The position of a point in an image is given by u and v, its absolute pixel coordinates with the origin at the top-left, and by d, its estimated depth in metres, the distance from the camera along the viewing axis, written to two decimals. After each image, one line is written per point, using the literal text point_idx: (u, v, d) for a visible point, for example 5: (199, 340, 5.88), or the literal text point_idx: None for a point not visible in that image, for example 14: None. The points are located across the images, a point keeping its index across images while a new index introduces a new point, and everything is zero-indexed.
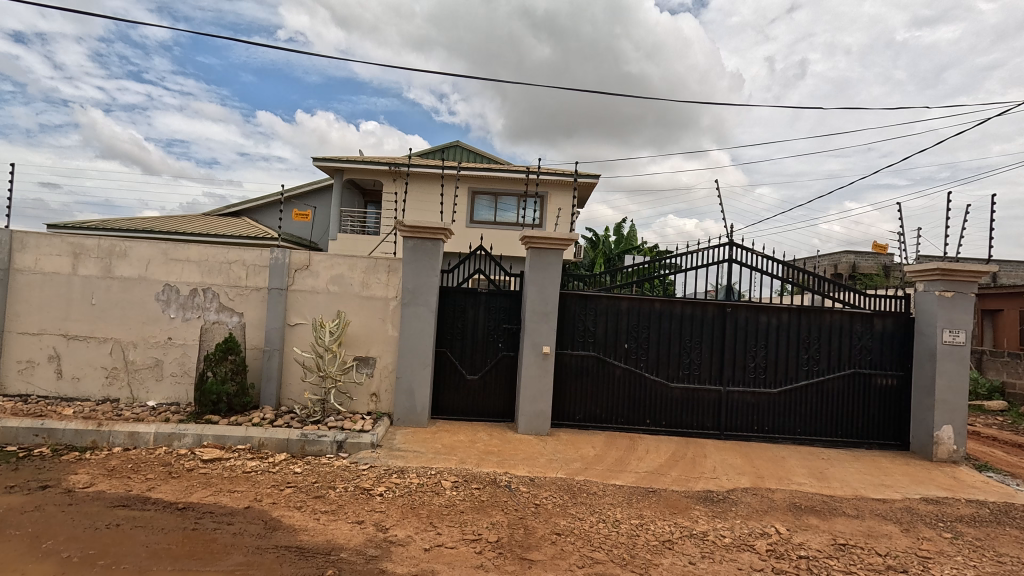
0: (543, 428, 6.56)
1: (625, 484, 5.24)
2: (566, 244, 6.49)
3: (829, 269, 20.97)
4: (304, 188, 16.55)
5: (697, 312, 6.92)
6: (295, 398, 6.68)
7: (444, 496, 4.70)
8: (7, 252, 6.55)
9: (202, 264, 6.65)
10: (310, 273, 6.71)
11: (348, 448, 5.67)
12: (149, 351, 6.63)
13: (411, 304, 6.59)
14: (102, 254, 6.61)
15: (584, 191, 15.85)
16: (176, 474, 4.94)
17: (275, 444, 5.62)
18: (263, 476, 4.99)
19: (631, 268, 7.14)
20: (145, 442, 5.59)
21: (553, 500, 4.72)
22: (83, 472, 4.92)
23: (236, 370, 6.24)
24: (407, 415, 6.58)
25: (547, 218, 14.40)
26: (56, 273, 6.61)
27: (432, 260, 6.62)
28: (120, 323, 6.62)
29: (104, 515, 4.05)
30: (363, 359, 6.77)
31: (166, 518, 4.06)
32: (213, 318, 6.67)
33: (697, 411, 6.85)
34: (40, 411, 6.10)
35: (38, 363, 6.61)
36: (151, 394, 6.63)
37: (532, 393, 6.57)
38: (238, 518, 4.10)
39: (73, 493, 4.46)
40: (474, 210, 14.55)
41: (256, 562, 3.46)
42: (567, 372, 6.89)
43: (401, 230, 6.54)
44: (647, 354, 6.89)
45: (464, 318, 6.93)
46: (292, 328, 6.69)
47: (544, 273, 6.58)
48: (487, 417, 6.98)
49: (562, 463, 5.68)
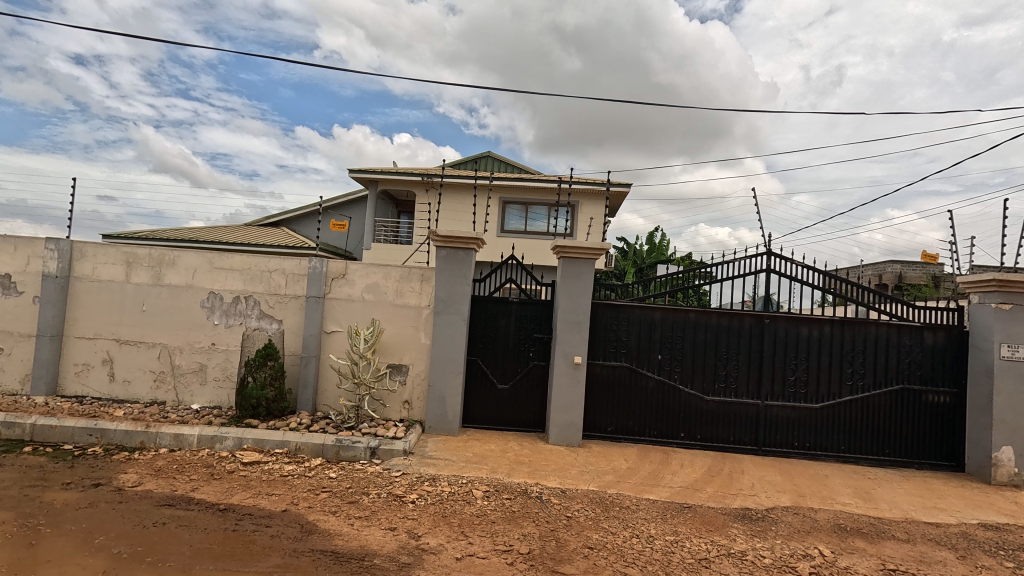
0: (574, 439, 6.50)
1: (659, 498, 5.12)
2: (599, 253, 6.45)
3: (874, 280, 20.16)
4: (341, 198, 17.04)
5: (734, 323, 6.74)
6: (330, 404, 6.81)
7: (475, 505, 4.70)
8: (68, 260, 6.96)
9: (244, 273, 6.91)
10: (346, 281, 6.87)
11: (381, 454, 5.75)
12: (194, 356, 6.90)
13: (444, 313, 6.67)
14: (152, 263, 6.95)
15: (617, 199, 15.77)
16: (218, 476, 5.12)
17: (310, 449, 5.76)
18: (300, 480, 5.11)
19: (664, 277, 7.05)
20: (189, 444, 5.80)
21: (585, 513, 4.66)
22: (132, 471, 5.14)
23: (275, 375, 6.42)
24: (439, 423, 6.63)
25: (578, 228, 14.34)
26: (111, 281, 6.98)
27: (464, 269, 6.68)
28: (168, 329, 6.92)
29: (151, 514, 4.22)
30: (397, 367, 6.85)
31: (209, 518, 4.20)
32: (254, 324, 6.90)
33: (733, 426, 6.66)
34: (95, 412, 6.43)
35: (92, 366, 6.97)
36: (194, 398, 6.89)
37: (564, 403, 6.53)
38: (277, 520, 4.21)
39: (123, 491, 4.67)
40: (504, 219, 14.66)
41: (294, 565, 3.54)
42: (598, 383, 6.81)
43: (434, 240, 6.65)
44: (681, 365, 6.75)
45: (495, 326, 6.96)
46: (328, 335, 6.86)
47: (576, 282, 6.56)
48: (518, 427, 6.96)
49: (595, 475, 5.60)
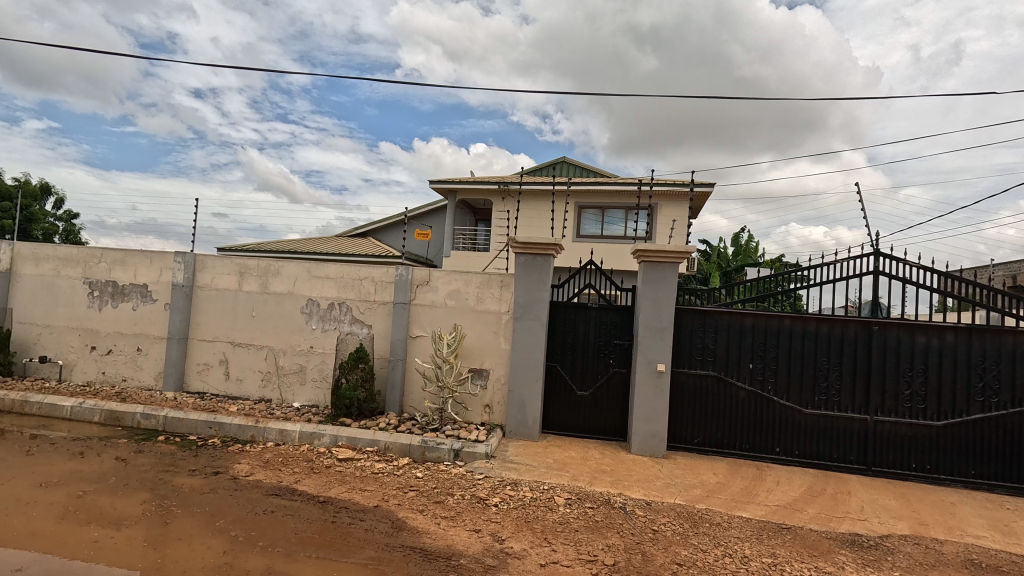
0: (658, 450, 6.28)
1: (753, 517, 4.80)
2: (682, 257, 6.21)
3: (1005, 282, 17.69)
4: (422, 208, 17.78)
5: (836, 330, 6.19)
6: (415, 406, 7.09)
7: (557, 512, 4.67)
8: (192, 271, 7.83)
9: (338, 280, 7.40)
10: (430, 288, 7.14)
11: (464, 456, 5.89)
12: (295, 358, 7.49)
13: (523, 319, 6.73)
14: (260, 273, 7.65)
15: (700, 200, 15.10)
16: (317, 470, 5.50)
17: (398, 448, 6.02)
18: (389, 478, 5.36)
19: (752, 282, 6.59)
20: (292, 439, 6.29)
21: (672, 527, 4.47)
22: (245, 462, 5.66)
23: (366, 377, 6.81)
24: (519, 428, 6.68)
25: (658, 231, 13.91)
26: (226, 289, 7.77)
27: (543, 275, 6.70)
28: (273, 332, 7.57)
29: (262, 502, 4.61)
30: (478, 371, 7.00)
31: (311, 509, 4.52)
32: (347, 329, 7.36)
33: (837, 442, 6.10)
34: (214, 407, 7.17)
35: (211, 365, 7.78)
36: (296, 397, 7.46)
37: (647, 412, 6.33)
38: (370, 515, 4.44)
39: (238, 479, 5.16)
40: (580, 224, 14.56)
41: (386, 559, 3.72)
42: (683, 392, 6.53)
43: (513, 246, 6.73)
44: (775, 375, 6.30)
45: (575, 332, 6.90)
46: (414, 340, 7.16)
47: (659, 287, 6.35)
48: (599, 435, 6.84)
49: (681, 488, 5.37)
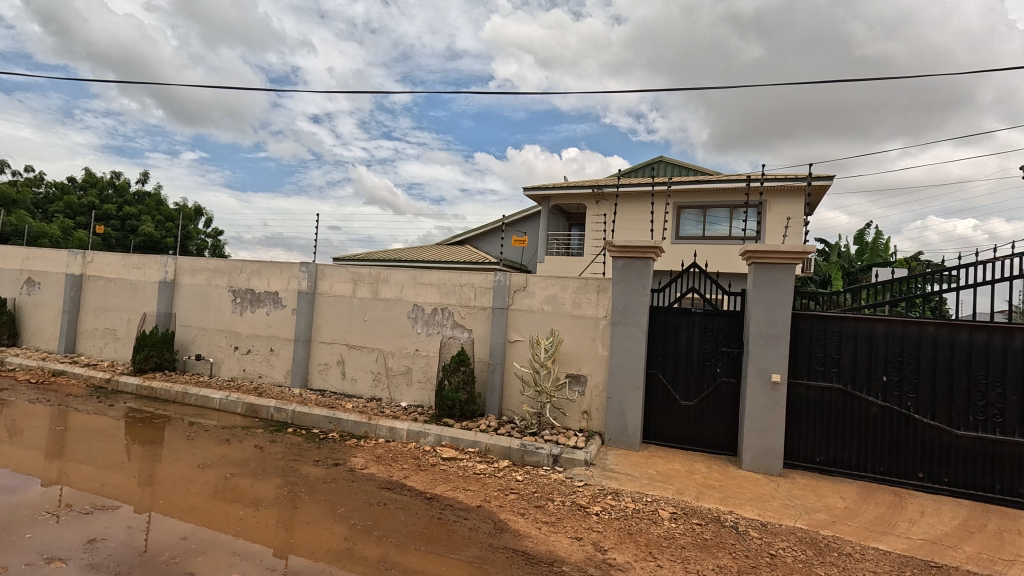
0: (774, 467, 5.79)
1: (892, 550, 4.23)
2: (799, 257, 5.68)
3: None
4: (517, 215, 18.11)
5: (996, 340, 5.29)
6: (514, 410, 7.20)
7: (662, 526, 4.48)
8: (314, 280, 8.66)
9: (441, 287, 7.76)
10: (527, 293, 7.23)
11: (563, 462, 5.87)
12: (402, 360, 7.96)
13: (622, 324, 6.57)
14: (371, 280, 8.25)
15: (817, 195, 13.76)
16: (424, 467, 5.79)
17: (499, 451, 6.16)
18: (490, 479, 5.49)
19: (879, 284, 5.83)
20: (400, 437, 6.69)
21: (793, 553, 4.09)
22: (360, 456, 6.12)
23: (467, 380, 7.05)
24: (619, 436, 6.52)
25: (768, 230, 12.90)
26: (342, 296, 8.48)
27: (642, 279, 6.50)
28: (383, 336, 8.12)
29: (376, 494, 4.95)
30: (576, 377, 6.94)
31: (419, 504, 4.77)
32: (449, 333, 7.69)
33: (1000, 471, 5.21)
34: (333, 403, 7.84)
35: (330, 365, 8.52)
36: (403, 396, 7.92)
37: (760, 426, 5.86)
38: (473, 514, 4.58)
39: (355, 472, 5.59)
40: (680, 225, 13.96)
41: (490, 559, 3.80)
42: (802, 406, 5.96)
43: (610, 250, 6.61)
44: (916, 391, 5.53)
45: (677, 339, 6.60)
46: (512, 344, 7.29)
47: (771, 290, 5.88)
48: (706, 448, 6.46)
49: (802, 511, 4.90)
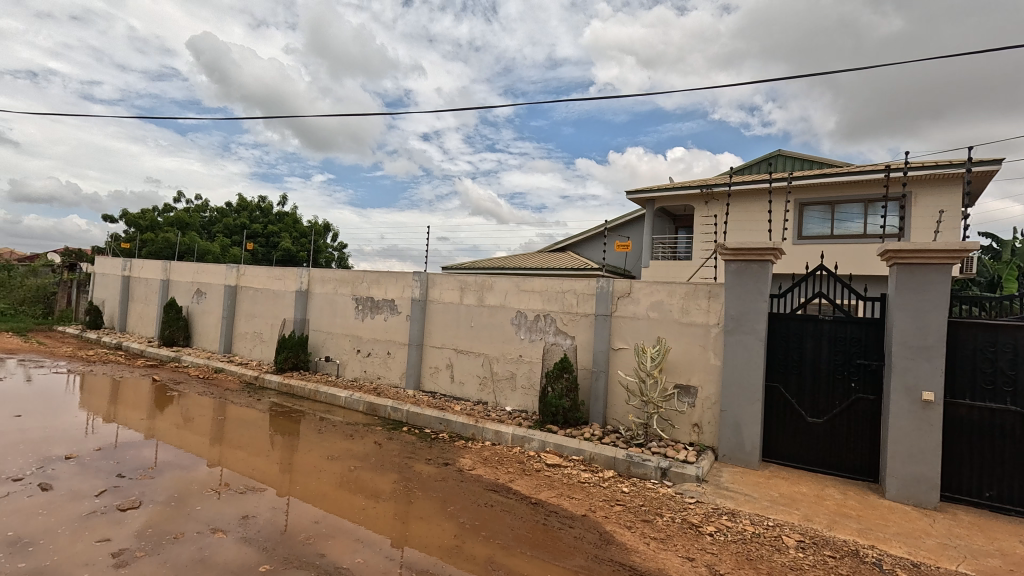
0: (927, 500, 5.01)
1: None
2: (955, 256, 4.90)
3: None
4: (620, 220, 17.73)
5: None
6: (619, 419, 7.02)
7: (787, 555, 4.08)
8: (425, 288, 9.20)
9: (543, 294, 7.84)
10: (632, 299, 7.04)
11: (672, 477, 5.60)
12: (507, 365, 8.15)
13: (737, 332, 6.14)
14: (477, 288, 8.57)
15: (979, 183, 11.76)
16: (528, 472, 5.87)
17: (604, 460, 6.04)
18: (595, 489, 5.40)
19: None
20: (505, 440, 6.84)
21: None
22: (468, 457, 6.37)
23: (570, 387, 7.03)
24: (735, 452, 6.07)
25: (914, 226, 11.27)
26: (451, 303, 8.91)
27: (759, 284, 6.02)
28: (488, 341, 8.39)
29: (483, 495, 5.11)
30: (685, 387, 6.60)
31: (524, 508, 4.83)
32: (552, 340, 7.73)
33: None
34: (442, 405, 8.25)
35: (440, 369, 8.97)
36: (507, 401, 8.10)
37: (908, 451, 5.11)
38: (578, 523, 4.54)
39: (463, 472, 5.82)
40: (803, 223, 12.71)
41: (596, 570, 3.74)
42: (963, 430, 5.10)
43: (722, 254, 6.21)
44: None
45: (802, 349, 6.00)
46: (616, 352, 7.13)
47: (920, 295, 5.12)
48: (839, 472, 5.78)
49: (967, 554, 4.17)
